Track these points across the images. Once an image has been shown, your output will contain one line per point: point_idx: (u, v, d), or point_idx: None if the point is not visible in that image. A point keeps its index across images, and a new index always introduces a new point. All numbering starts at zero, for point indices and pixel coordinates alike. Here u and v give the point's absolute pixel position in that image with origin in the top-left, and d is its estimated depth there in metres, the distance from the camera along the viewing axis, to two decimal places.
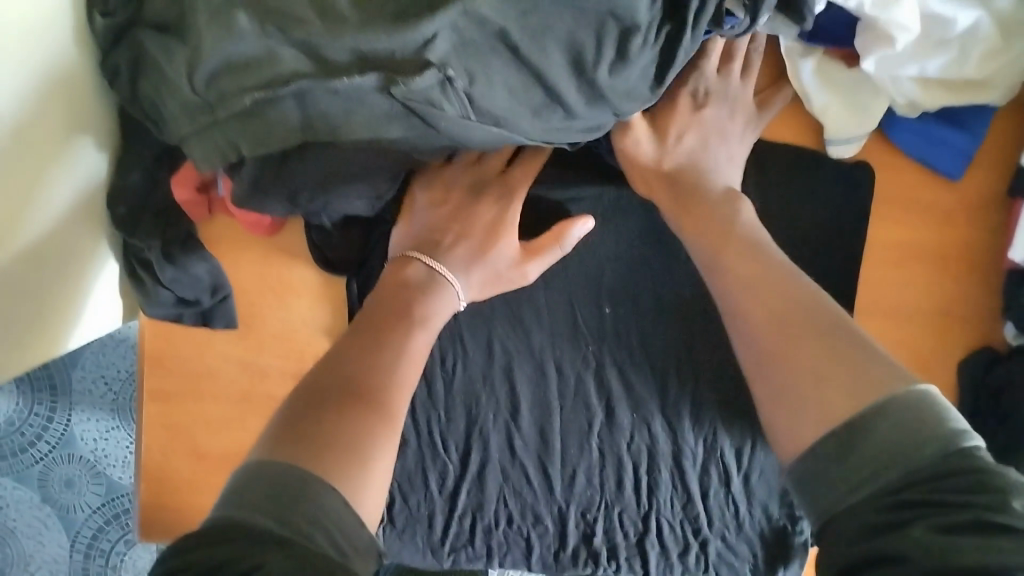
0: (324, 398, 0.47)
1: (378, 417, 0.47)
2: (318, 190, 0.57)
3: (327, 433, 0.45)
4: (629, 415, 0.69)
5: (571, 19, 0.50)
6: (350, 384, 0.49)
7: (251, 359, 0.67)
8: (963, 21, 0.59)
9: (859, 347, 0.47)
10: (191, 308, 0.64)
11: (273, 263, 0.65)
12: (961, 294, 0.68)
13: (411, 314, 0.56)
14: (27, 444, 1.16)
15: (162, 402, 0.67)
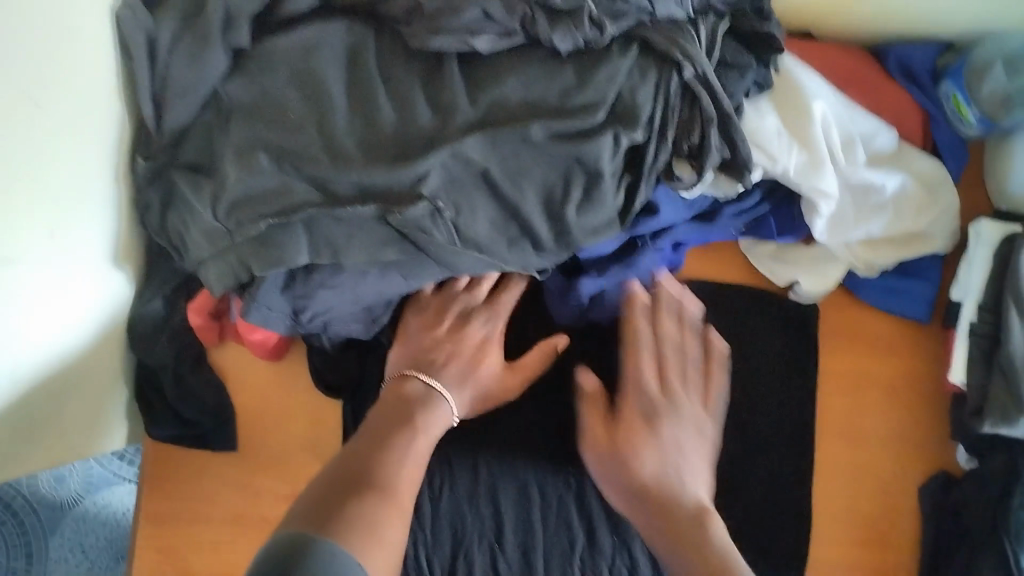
0: (336, 488, 0.55)
1: (380, 501, 0.56)
2: (315, 307, 0.64)
3: (338, 515, 0.52)
4: (608, 537, 0.72)
5: (545, 165, 0.61)
6: (358, 477, 0.57)
7: (248, 480, 0.70)
8: (893, 187, 0.70)
9: None
10: (193, 429, 0.69)
11: (275, 387, 0.71)
12: (912, 419, 0.74)
13: (413, 418, 0.64)
14: None
15: (156, 524, 0.69)
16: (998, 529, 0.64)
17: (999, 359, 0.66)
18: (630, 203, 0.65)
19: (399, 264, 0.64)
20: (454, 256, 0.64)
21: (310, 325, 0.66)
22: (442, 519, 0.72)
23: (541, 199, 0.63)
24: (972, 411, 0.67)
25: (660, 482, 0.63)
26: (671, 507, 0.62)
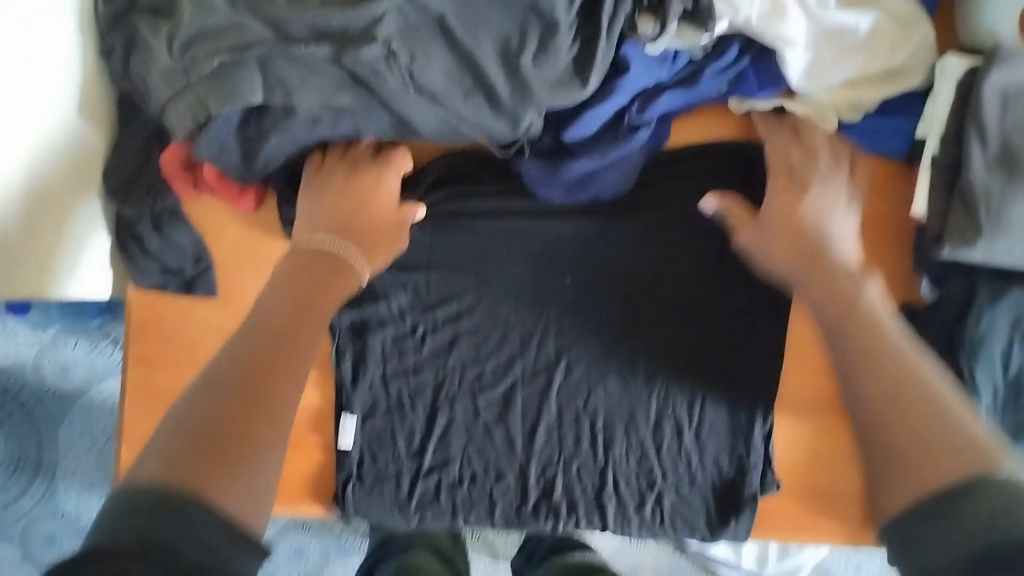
0: (220, 397, 0.50)
1: (266, 412, 0.51)
2: (265, 151, 0.65)
3: (223, 444, 0.48)
4: (581, 372, 0.75)
5: (500, 13, 0.60)
6: (245, 381, 0.52)
7: (230, 327, 0.73)
8: (861, 25, 0.68)
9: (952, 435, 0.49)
10: (176, 277, 0.71)
11: (251, 237, 0.72)
12: (881, 254, 0.73)
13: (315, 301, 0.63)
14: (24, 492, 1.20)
15: (145, 367, 0.72)
16: (954, 347, 0.67)
17: (958, 184, 0.66)
18: (588, 57, 0.62)
19: (354, 111, 0.63)
20: (409, 106, 0.63)
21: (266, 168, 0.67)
22: (423, 359, 0.74)
23: (497, 48, 0.61)
24: (932, 239, 0.68)
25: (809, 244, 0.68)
26: (833, 276, 0.65)
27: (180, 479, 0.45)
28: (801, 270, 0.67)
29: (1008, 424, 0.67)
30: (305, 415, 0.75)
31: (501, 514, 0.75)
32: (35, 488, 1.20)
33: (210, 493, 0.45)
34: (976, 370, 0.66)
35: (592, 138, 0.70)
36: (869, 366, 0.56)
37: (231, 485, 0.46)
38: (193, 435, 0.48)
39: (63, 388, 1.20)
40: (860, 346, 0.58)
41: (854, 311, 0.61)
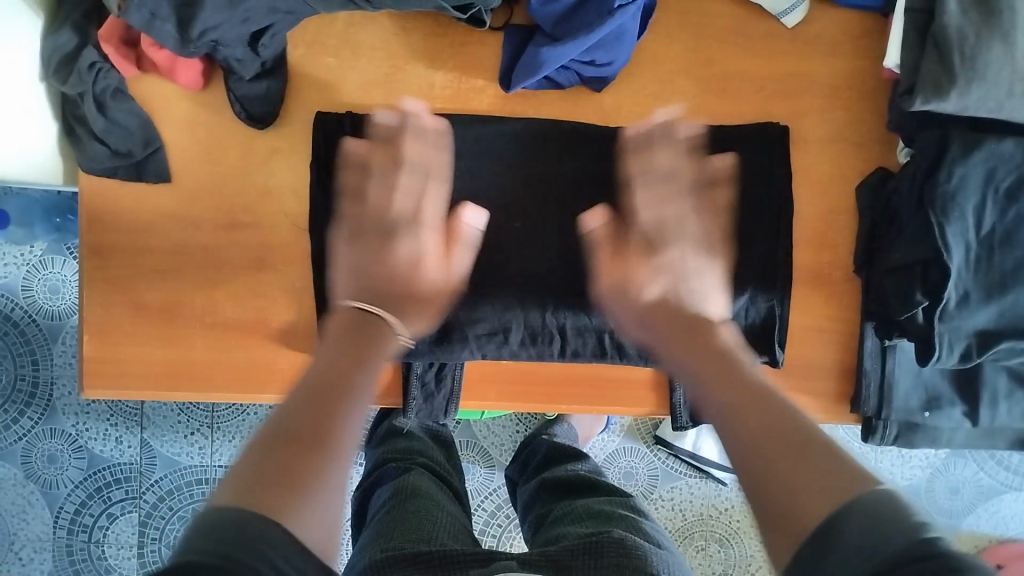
0: (267, 443, 0.46)
1: (317, 452, 0.46)
2: (201, 24, 0.61)
3: (295, 468, 0.45)
4: (581, 348, 0.72)
5: None
6: (282, 430, 0.46)
7: (185, 212, 0.70)
8: None
9: (808, 444, 0.45)
10: (125, 161, 0.68)
11: (200, 121, 0.69)
12: (853, 119, 0.73)
13: (368, 349, 0.56)
14: (13, 419, 1.19)
15: (102, 255, 0.70)
16: (924, 205, 0.64)
17: (932, 31, 0.64)
18: None
19: None
20: None
21: (204, 46, 0.63)
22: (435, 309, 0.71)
23: None
24: (904, 92, 0.66)
25: (674, 297, 0.63)
26: (715, 345, 0.57)
27: (255, 500, 0.42)
28: (688, 365, 0.56)
29: (983, 284, 0.64)
30: (268, 301, 0.71)
31: (502, 302, 0.71)
32: (30, 411, 1.19)
33: (256, 506, 0.41)
34: (947, 227, 0.63)
35: (570, 12, 0.67)
36: (766, 453, 0.46)
37: (346, 458, 0.48)
38: (297, 434, 0.46)
39: (53, 309, 1.19)
40: (737, 376, 0.53)
41: (714, 360, 0.55)
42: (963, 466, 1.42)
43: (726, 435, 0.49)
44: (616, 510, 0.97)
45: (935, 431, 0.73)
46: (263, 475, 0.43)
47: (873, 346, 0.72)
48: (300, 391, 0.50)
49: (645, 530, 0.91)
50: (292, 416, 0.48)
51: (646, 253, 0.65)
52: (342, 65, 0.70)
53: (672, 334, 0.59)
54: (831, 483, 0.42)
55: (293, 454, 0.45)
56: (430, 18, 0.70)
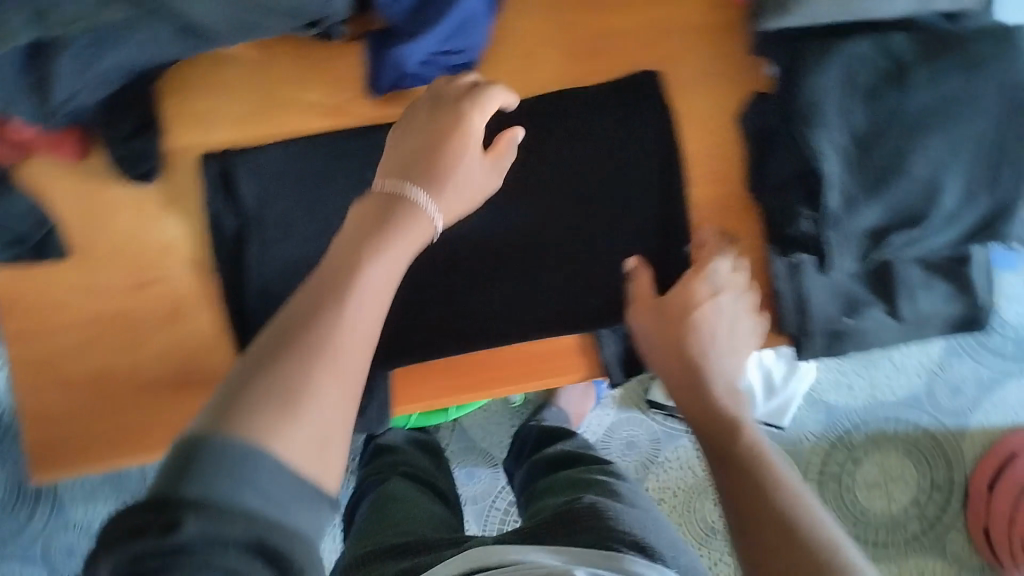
0: (254, 393, 0.43)
1: (297, 402, 0.43)
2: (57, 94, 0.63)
3: (278, 388, 0.43)
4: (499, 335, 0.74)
5: None
6: (288, 383, 0.44)
7: (94, 282, 0.72)
8: None
9: (819, 557, 0.53)
10: (23, 246, 0.69)
11: (88, 192, 0.71)
12: (718, 50, 0.74)
13: (388, 219, 0.56)
14: (21, 521, 1.21)
15: (25, 342, 0.72)
16: (793, 117, 0.64)
17: None
18: None
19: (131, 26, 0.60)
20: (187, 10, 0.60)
21: (64, 117, 0.65)
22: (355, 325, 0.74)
23: None
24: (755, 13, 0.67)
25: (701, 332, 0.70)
26: (717, 430, 0.66)
27: (222, 422, 0.41)
28: (708, 447, 0.66)
29: (862, 184, 0.64)
30: (193, 351, 0.73)
31: (420, 304, 0.74)
32: (37, 509, 1.21)
33: (234, 424, 0.41)
34: (817, 136, 0.63)
35: (417, 10, 0.68)
36: (773, 551, 0.55)
37: (330, 388, 0.45)
38: (270, 359, 0.45)
39: None
40: (775, 515, 0.57)
41: (740, 473, 0.62)
42: (958, 365, 1.49)
43: (734, 534, 0.59)
44: (593, 475, 1.07)
45: (862, 335, 0.74)
46: (252, 411, 0.42)
47: (783, 266, 0.72)
48: (462, 174, 0.63)
49: (621, 500, 0.98)
50: (348, 286, 0.50)
51: (647, 300, 0.72)
52: (213, 107, 0.72)
53: (685, 375, 0.70)
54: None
55: (258, 407, 0.42)
56: (286, 43, 0.72)
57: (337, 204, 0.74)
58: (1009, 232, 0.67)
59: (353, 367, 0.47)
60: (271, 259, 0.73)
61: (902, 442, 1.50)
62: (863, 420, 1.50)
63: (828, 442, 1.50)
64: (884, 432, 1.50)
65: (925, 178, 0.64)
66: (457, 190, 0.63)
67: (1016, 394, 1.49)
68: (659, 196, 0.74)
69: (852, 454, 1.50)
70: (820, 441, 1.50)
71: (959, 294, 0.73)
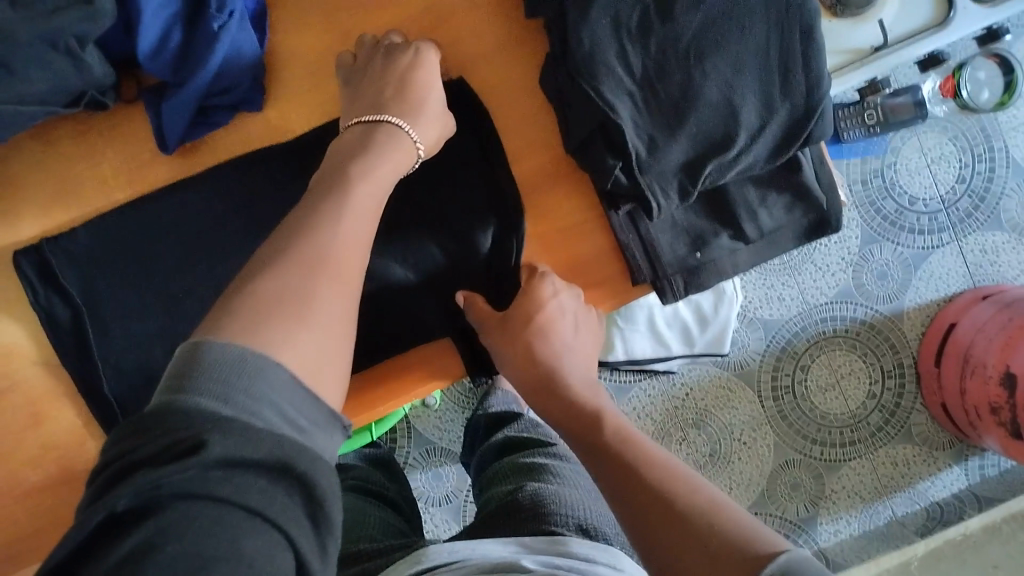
0: (272, 307, 0.50)
1: (291, 314, 0.51)
2: None
3: (257, 299, 0.50)
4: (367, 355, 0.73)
5: None
6: (286, 299, 0.51)
7: None
8: None
9: (710, 526, 0.56)
10: None
11: None
12: (502, 19, 0.73)
13: (360, 125, 0.67)
14: None
15: None
16: (574, 74, 0.64)
17: None
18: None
19: None
20: None
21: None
22: None
23: None
24: None
25: (553, 354, 0.74)
26: (593, 426, 0.71)
27: (211, 333, 0.48)
28: (592, 458, 0.69)
29: (660, 122, 0.64)
30: (64, 449, 0.71)
31: None
32: None
33: (222, 333, 0.48)
34: (601, 87, 0.63)
35: (184, 58, 0.67)
36: (669, 531, 0.57)
37: (299, 329, 0.50)
38: (260, 300, 0.50)
39: None
40: (654, 494, 0.61)
41: (616, 462, 0.66)
42: (879, 250, 1.51)
43: (625, 518, 0.61)
44: (535, 460, 1.08)
45: (719, 265, 0.73)
46: (215, 325, 0.48)
47: (620, 219, 0.71)
48: (408, 115, 0.68)
49: (560, 478, 1.01)
50: (326, 246, 0.55)
51: (489, 318, 0.71)
52: (12, 202, 0.70)
53: (544, 394, 0.74)
54: (719, 548, 0.54)
55: (272, 315, 0.50)
56: (70, 119, 0.70)
57: (168, 266, 0.73)
58: (821, 132, 0.67)
59: (350, 272, 0.56)
60: (117, 337, 0.71)
61: (844, 339, 1.51)
62: (802, 327, 1.50)
63: (773, 357, 1.50)
64: (824, 334, 1.51)
65: (717, 101, 0.64)
66: (431, 115, 0.69)
67: (939, 263, 1.52)
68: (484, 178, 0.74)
69: (800, 362, 1.51)
70: (766, 358, 1.50)
71: (798, 203, 0.73)
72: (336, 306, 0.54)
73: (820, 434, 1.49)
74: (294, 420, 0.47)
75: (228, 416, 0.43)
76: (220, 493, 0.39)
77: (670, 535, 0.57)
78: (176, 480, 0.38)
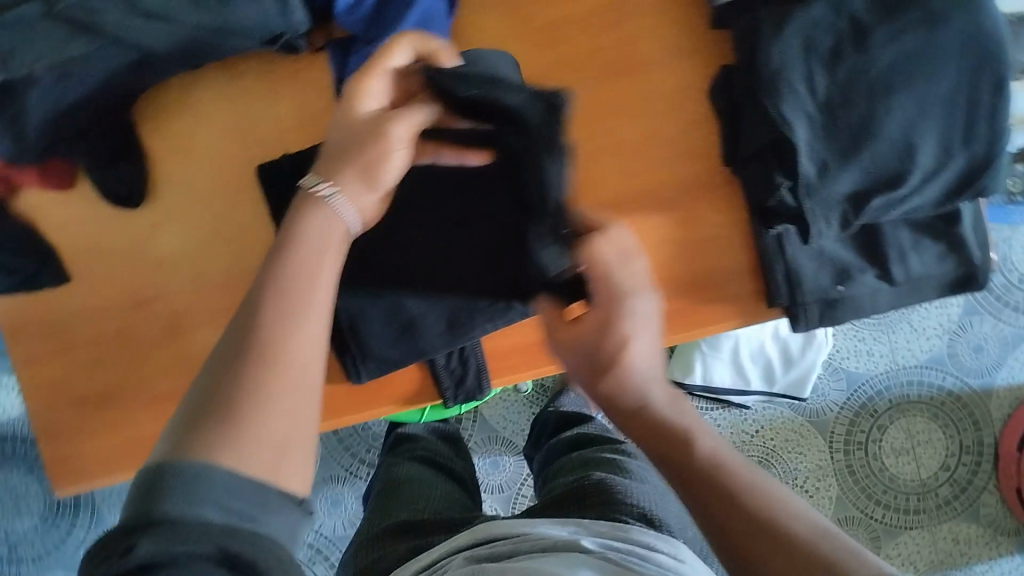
0: (221, 412, 0.43)
1: (242, 419, 0.43)
2: None
3: (227, 401, 0.43)
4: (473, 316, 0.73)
5: None
6: (231, 408, 0.43)
7: (93, 303, 0.74)
8: None
9: None
10: (19, 275, 0.72)
11: (76, 219, 0.73)
12: (687, 27, 0.73)
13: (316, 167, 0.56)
14: (62, 535, 1.25)
15: (33, 365, 0.75)
16: (757, 91, 0.64)
17: None
18: None
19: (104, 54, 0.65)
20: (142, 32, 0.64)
21: (40, 128, 0.67)
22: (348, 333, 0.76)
23: None
24: None
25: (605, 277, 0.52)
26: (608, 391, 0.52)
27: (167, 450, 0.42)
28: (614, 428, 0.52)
29: (836, 148, 0.64)
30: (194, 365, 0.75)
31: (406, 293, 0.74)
32: (77, 521, 1.25)
33: (163, 455, 0.42)
34: (782, 105, 0.63)
35: (375, 17, 0.69)
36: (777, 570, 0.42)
37: (252, 443, 0.42)
38: (210, 410, 0.43)
39: None
40: (669, 478, 0.48)
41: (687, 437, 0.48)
42: (979, 323, 1.48)
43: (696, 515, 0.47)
44: (604, 454, 1.08)
45: (858, 301, 0.73)
46: (193, 426, 0.43)
47: (771, 241, 0.71)
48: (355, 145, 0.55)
49: (625, 470, 1.02)
50: (260, 336, 0.45)
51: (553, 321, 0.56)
52: (189, 128, 0.73)
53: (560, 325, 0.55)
54: (817, 560, 0.41)
55: (209, 428, 0.42)
56: (256, 59, 0.73)
57: None
58: (995, 187, 0.66)
59: (313, 372, 0.46)
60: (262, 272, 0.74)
61: (927, 406, 1.49)
62: (887, 386, 1.48)
63: (852, 411, 1.48)
64: (908, 398, 1.48)
65: (897, 138, 0.63)
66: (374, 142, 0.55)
67: None
68: (636, 180, 0.74)
69: (878, 421, 1.48)
70: (844, 411, 1.48)
71: (951, 253, 0.72)
72: (294, 410, 0.44)
73: (885, 496, 1.46)
74: (242, 512, 0.41)
75: (173, 510, 0.39)
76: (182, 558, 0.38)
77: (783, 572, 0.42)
78: (143, 552, 0.37)
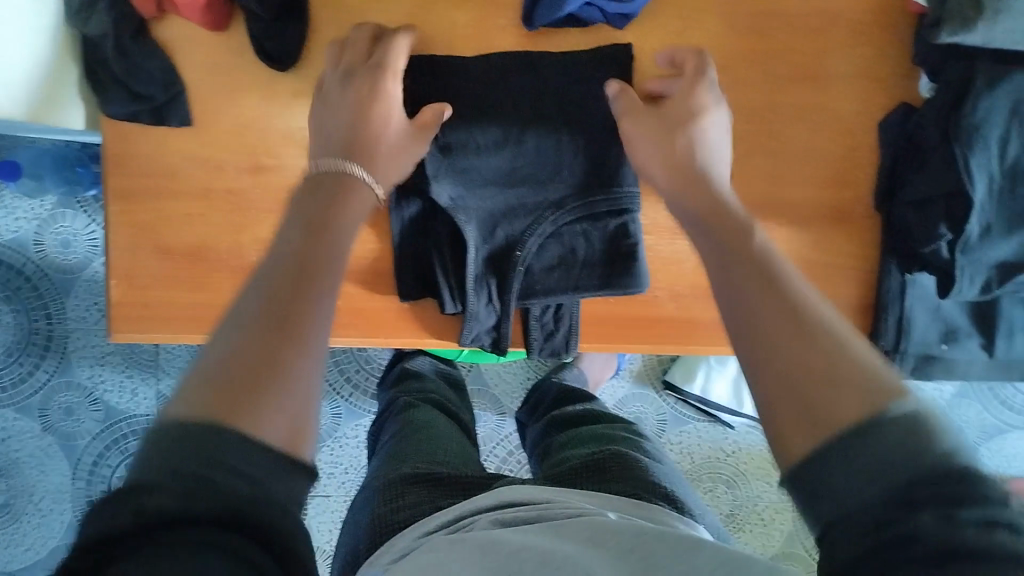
0: (236, 380, 0.40)
1: (259, 391, 0.40)
2: None
3: (247, 364, 0.41)
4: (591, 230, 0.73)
5: None
6: (243, 370, 0.40)
7: (208, 156, 0.70)
8: None
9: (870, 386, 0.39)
10: (147, 104, 0.68)
11: (218, 66, 0.69)
12: (878, 57, 0.72)
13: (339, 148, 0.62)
14: (25, 374, 1.13)
15: (127, 200, 0.71)
16: (949, 136, 0.64)
17: None
18: None
19: None
20: None
21: None
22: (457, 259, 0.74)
23: None
24: (929, 25, 0.64)
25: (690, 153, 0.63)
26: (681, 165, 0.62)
27: (219, 408, 0.39)
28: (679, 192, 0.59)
29: (1004, 216, 0.65)
30: None
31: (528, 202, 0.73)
32: (46, 363, 1.12)
33: (229, 417, 0.38)
34: (972, 159, 0.63)
35: None
36: (802, 342, 0.41)
37: (268, 408, 0.39)
38: (233, 367, 0.40)
39: (65, 262, 1.11)
40: (755, 274, 0.46)
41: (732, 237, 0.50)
42: (967, 407, 1.37)
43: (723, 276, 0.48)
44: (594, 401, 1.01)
45: (952, 363, 0.77)
46: (211, 382, 0.40)
47: (894, 284, 0.73)
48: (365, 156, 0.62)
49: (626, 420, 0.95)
50: (291, 308, 0.43)
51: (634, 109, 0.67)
52: (360, 6, 0.69)
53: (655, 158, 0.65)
54: (849, 376, 0.40)
55: (228, 396, 0.39)
56: None
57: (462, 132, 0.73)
58: None
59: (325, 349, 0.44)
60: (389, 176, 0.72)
61: None
62: None
63: None
64: None
65: None
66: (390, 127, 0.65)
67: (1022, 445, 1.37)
68: (783, 189, 0.74)
69: None
70: None
71: None
72: (313, 377, 0.42)
73: None
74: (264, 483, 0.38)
75: (187, 479, 0.36)
76: (184, 539, 0.34)
77: (798, 373, 0.40)
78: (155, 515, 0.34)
